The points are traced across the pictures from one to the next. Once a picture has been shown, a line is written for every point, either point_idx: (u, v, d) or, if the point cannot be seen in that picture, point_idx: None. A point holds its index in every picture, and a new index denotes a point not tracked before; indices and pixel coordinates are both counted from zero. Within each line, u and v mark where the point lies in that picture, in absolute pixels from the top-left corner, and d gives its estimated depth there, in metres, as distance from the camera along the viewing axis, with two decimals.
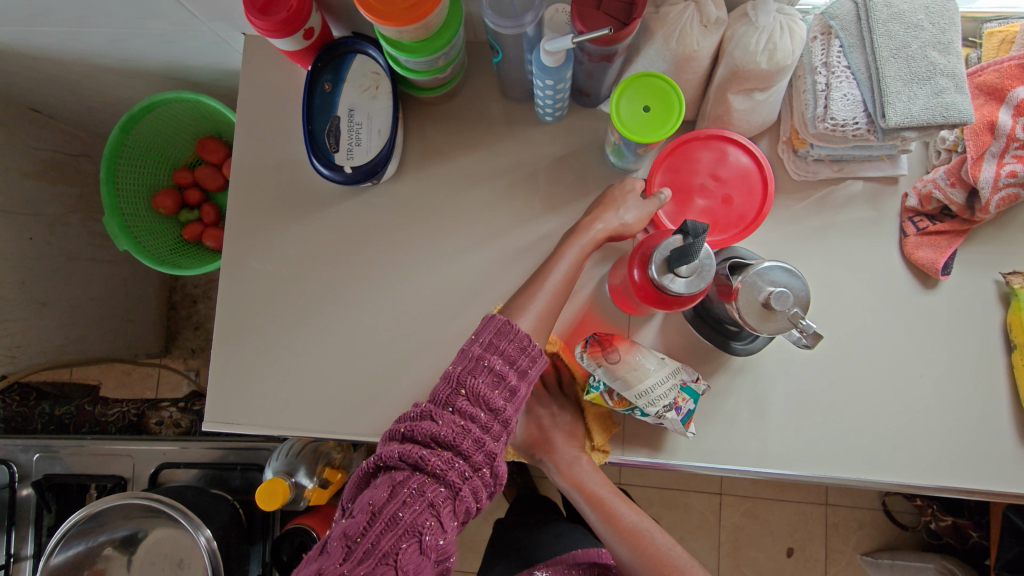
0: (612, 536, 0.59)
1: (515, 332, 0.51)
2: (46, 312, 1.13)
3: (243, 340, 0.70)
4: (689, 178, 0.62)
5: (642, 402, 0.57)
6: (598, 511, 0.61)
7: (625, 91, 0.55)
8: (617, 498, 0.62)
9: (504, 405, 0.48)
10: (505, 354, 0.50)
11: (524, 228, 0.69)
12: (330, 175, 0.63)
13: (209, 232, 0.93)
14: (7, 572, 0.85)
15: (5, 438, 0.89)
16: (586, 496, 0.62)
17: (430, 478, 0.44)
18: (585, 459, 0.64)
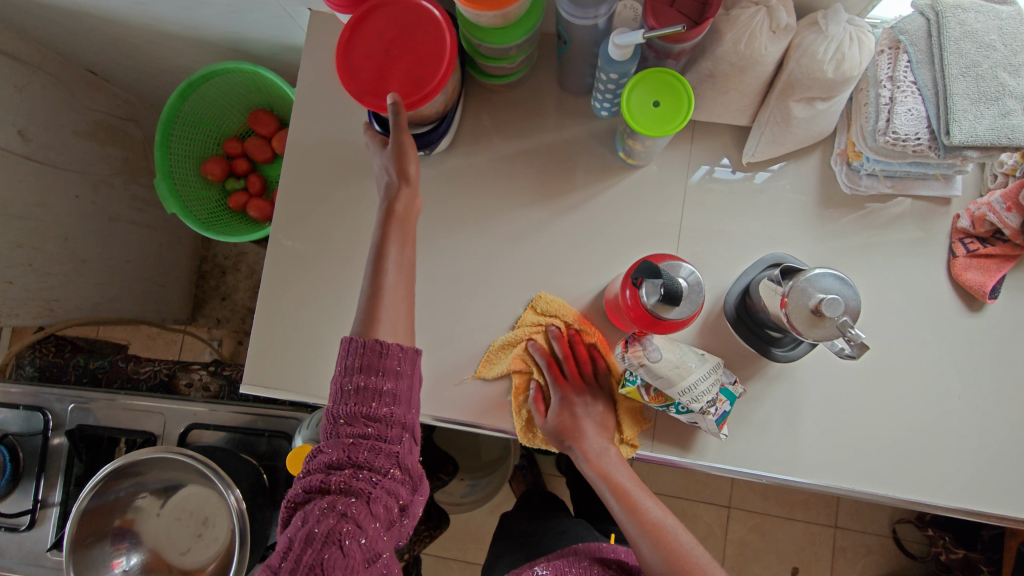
0: (634, 528, 0.60)
1: (367, 345, 0.54)
2: (85, 268, 1.16)
3: (287, 306, 0.72)
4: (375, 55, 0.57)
5: (684, 399, 0.58)
6: (623, 502, 0.62)
7: (640, 80, 0.56)
8: (641, 491, 0.62)
9: (389, 410, 0.53)
10: (369, 366, 0.54)
11: (570, 220, 0.69)
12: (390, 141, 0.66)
13: (254, 203, 0.95)
14: (33, 517, 0.86)
15: (42, 386, 0.91)
16: (611, 487, 0.63)
17: (338, 493, 0.49)
18: (613, 450, 0.65)
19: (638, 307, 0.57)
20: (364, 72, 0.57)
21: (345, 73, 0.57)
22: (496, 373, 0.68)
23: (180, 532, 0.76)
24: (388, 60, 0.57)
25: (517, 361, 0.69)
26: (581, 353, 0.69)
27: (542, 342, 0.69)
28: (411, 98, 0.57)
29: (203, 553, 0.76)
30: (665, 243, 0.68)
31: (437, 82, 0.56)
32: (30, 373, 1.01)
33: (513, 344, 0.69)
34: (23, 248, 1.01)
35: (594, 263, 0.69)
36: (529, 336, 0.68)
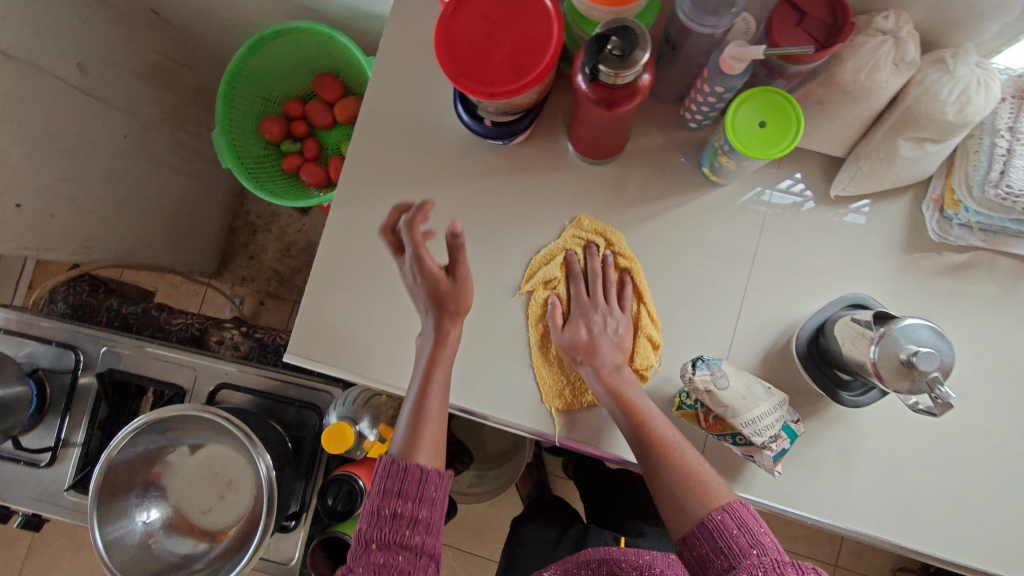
0: (641, 441, 0.58)
1: (407, 471, 0.55)
2: (124, 210, 1.15)
3: (340, 273, 0.70)
4: (476, 34, 0.55)
5: (747, 431, 0.56)
6: (633, 418, 0.59)
7: (747, 99, 0.54)
8: (650, 410, 0.60)
9: (421, 538, 0.53)
10: (407, 491, 0.55)
11: (642, 231, 0.67)
12: (470, 123, 0.63)
13: (307, 167, 0.93)
14: (54, 455, 0.86)
15: (75, 325, 0.90)
16: (621, 402, 0.60)
17: None
18: (626, 371, 0.63)
19: (598, 87, 0.50)
20: (463, 47, 0.55)
21: (442, 48, 0.55)
22: (532, 282, 0.68)
23: (202, 492, 0.75)
24: (490, 41, 0.55)
25: (553, 269, 0.69)
26: (614, 276, 0.68)
27: (580, 257, 0.69)
28: (510, 84, 0.55)
29: (226, 515, 0.75)
30: (737, 268, 0.66)
31: (541, 69, 0.54)
32: (63, 309, 1.01)
33: (553, 256, 0.69)
34: (68, 182, 1.00)
35: (661, 277, 0.67)
36: (569, 247, 0.69)
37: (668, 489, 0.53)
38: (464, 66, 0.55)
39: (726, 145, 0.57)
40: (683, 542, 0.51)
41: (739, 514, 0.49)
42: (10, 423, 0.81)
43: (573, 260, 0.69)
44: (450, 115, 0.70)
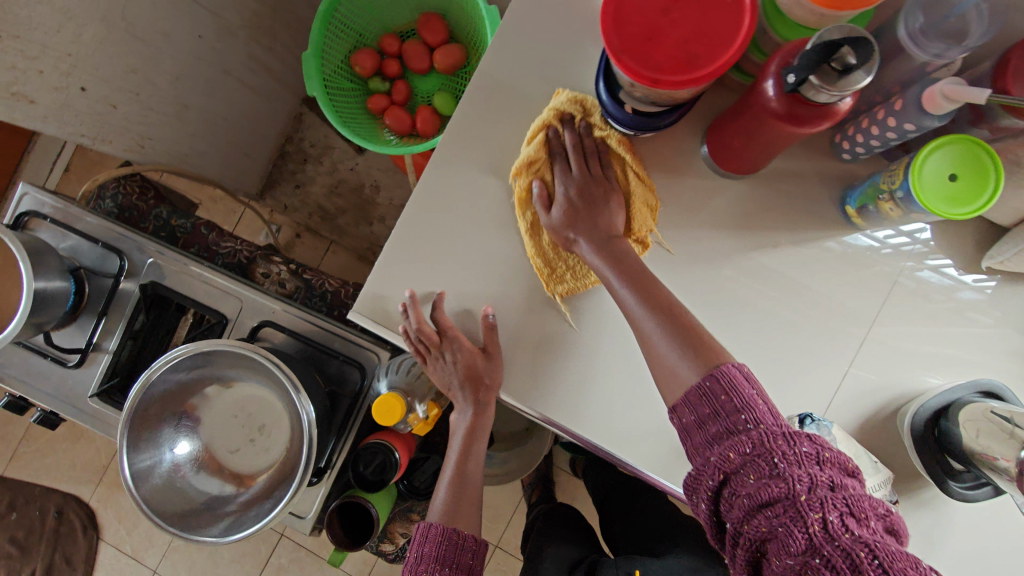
0: (639, 308, 0.56)
1: (444, 536, 0.63)
2: (184, 114, 1.08)
3: (427, 238, 0.65)
4: (650, 12, 0.48)
5: None
6: (633, 285, 0.57)
7: (942, 145, 0.47)
8: (644, 276, 0.58)
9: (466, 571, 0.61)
10: (445, 553, 0.62)
11: (762, 262, 0.61)
12: (609, 105, 0.57)
13: (393, 112, 0.86)
14: (83, 359, 0.82)
15: (125, 229, 0.86)
16: (621, 271, 0.58)
17: None
18: (622, 242, 0.61)
19: (786, 96, 0.44)
20: (632, 24, 0.48)
21: (608, 21, 0.48)
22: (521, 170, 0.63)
23: (233, 431, 0.72)
24: (665, 21, 0.48)
25: (535, 151, 0.63)
26: (590, 144, 0.64)
27: (558, 129, 0.63)
28: (678, 74, 0.47)
29: (255, 460, 0.71)
30: (854, 321, 0.60)
31: (716, 65, 0.47)
32: (110, 208, 0.96)
33: (535, 135, 0.63)
34: (136, 74, 0.94)
35: (771, 316, 0.61)
36: (549, 121, 0.63)
37: (670, 359, 0.53)
38: (630, 47, 0.48)
39: (899, 191, 0.50)
40: (675, 408, 0.52)
41: (729, 378, 0.49)
42: (45, 318, 0.77)
43: (552, 137, 0.64)
44: (578, 91, 0.63)
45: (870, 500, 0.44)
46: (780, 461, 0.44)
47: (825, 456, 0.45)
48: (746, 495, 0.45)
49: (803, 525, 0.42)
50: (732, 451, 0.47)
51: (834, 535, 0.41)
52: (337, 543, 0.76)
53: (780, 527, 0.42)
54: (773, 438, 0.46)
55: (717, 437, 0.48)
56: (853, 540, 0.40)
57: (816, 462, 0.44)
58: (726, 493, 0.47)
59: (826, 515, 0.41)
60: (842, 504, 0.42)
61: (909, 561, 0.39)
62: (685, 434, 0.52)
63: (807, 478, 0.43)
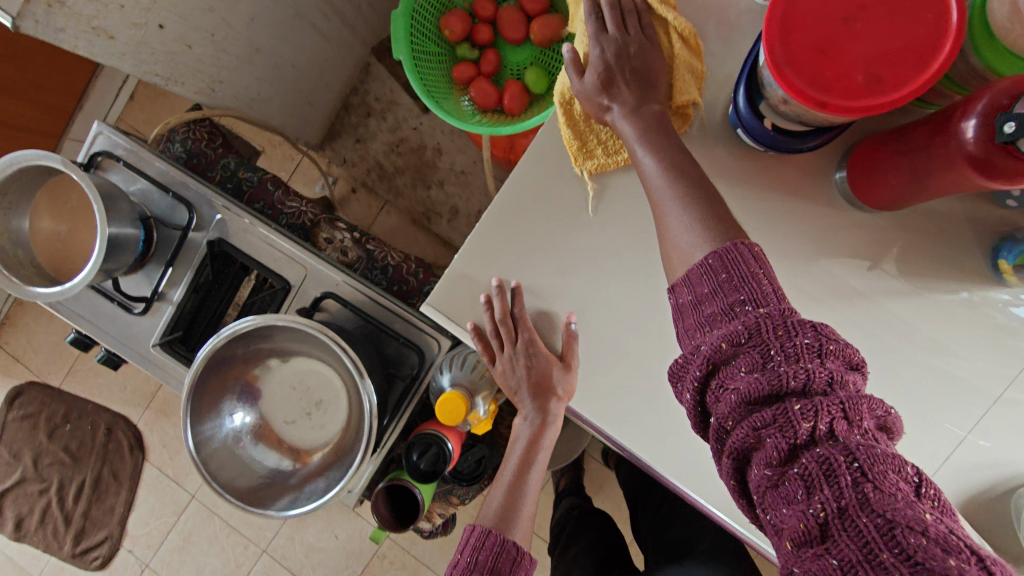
0: (661, 183, 0.51)
1: (500, 548, 0.61)
2: (255, 58, 1.05)
3: (512, 233, 0.65)
4: (828, 22, 0.42)
5: None
6: (656, 156, 0.52)
7: None
8: (677, 150, 0.53)
9: None
10: (499, 566, 0.60)
11: (871, 301, 0.57)
12: (744, 116, 0.51)
13: (478, 84, 0.80)
14: (148, 307, 0.82)
15: (194, 180, 0.83)
16: (644, 139, 0.53)
17: None
18: (656, 108, 0.55)
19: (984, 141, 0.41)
20: (803, 35, 0.42)
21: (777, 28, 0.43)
22: None
23: (291, 403, 0.71)
24: (844, 36, 0.42)
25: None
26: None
27: None
28: (849, 98, 0.42)
29: (311, 435, 0.70)
30: (960, 378, 0.57)
31: (890, 97, 0.42)
32: (178, 153, 0.94)
33: None
34: (212, 13, 0.90)
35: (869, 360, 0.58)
36: None
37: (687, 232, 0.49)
38: (798, 58, 0.42)
39: None
40: (674, 290, 0.49)
41: (738, 260, 0.44)
42: (114, 265, 0.76)
43: None
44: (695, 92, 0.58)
45: (869, 402, 0.39)
46: (777, 354, 0.40)
47: (829, 350, 0.40)
48: (733, 386, 0.41)
49: (786, 428, 0.38)
50: (725, 340, 0.42)
51: (819, 442, 0.37)
52: (381, 523, 0.75)
53: (765, 429, 0.39)
54: (776, 326, 0.41)
55: (713, 320, 0.44)
56: (840, 447, 0.36)
57: (817, 356, 0.39)
58: (711, 385, 0.43)
59: (816, 423, 0.37)
60: (837, 404, 0.38)
61: (897, 470, 0.35)
62: (681, 316, 0.48)
63: (803, 373, 0.39)
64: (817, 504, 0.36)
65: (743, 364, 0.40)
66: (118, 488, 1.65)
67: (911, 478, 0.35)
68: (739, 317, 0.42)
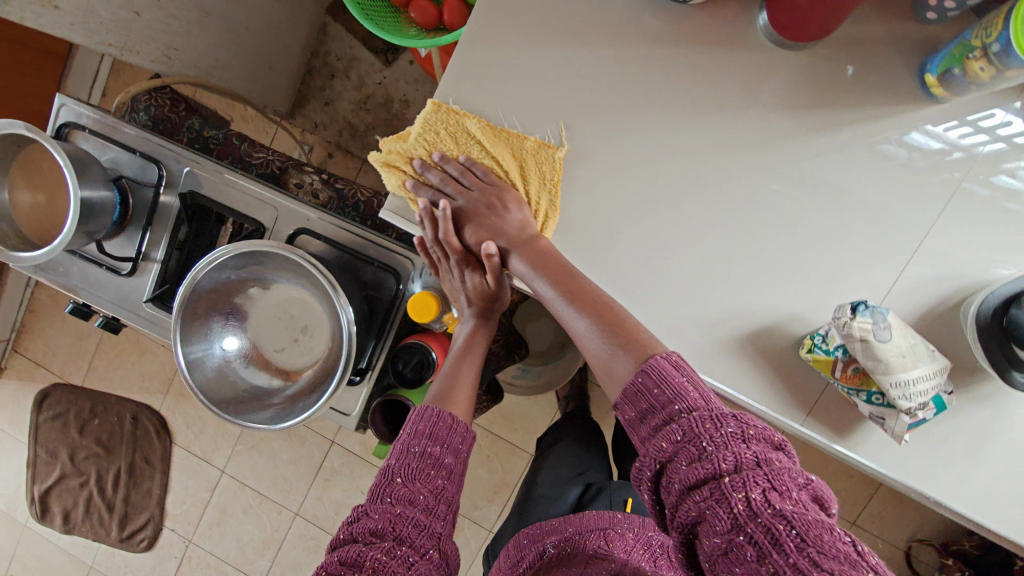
0: (569, 304, 0.58)
1: (437, 417, 0.63)
2: (206, 23, 1.05)
3: (456, 127, 0.64)
4: None
5: (894, 391, 0.51)
6: (559, 288, 0.59)
7: None
8: (584, 283, 0.59)
9: (449, 459, 0.61)
10: (436, 433, 0.61)
11: (813, 144, 0.58)
12: None
13: (417, 3, 0.81)
14: (135, 267, 0.86)
15: (160, 138, 0.86)
16: (548, 273, 0.60)
17: (392, 536, 0.53)
18: (543, 242, 0.63)
19: None
20: None
21: None
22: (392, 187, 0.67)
23: (277, 332, 0.74)
24: None
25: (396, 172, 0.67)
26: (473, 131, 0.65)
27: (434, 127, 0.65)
28: None
29: (300, 358, 0.74)
30: (909, 212, 0.58)
31: None
32: (144, 121, 0.96)
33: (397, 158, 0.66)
34: None
35: (816, 203, 0.59)
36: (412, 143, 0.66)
37: (595, 347, 0.54)
38: None
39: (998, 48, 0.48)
40: (618, 405, 0.50)
41: (661, 370, 0.47)
42: (94, 228, 0.80)
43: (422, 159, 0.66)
44: None
45: (801, 476, 0.41)
46: (709, 443, 0.42)
47: (751, 434, 0.42)
48: (678, 480, 0.42)
49: (725, 507, 0.39)
50: (663, 439, 0.44)
51: (757, 511, 0.38)
52: (380, 436, 0.80)
53: (705, 508, 0.40)
54: (702, 421, 0.43)
55: (654, 424, 0.46)
56: (776, 514, 0.37)
57: (744, 441, 0.41)
58: (662, 484, 0.44)
59: (749, 492, 0.38)
60: (764, 477, 0.39)
61: (833, 532, 0.36)
62: (629, 431, 0.49)
63: (733, 456, 0.41)
64: (771, 569, 0.36)
65: (683, 459, 0.42)
66: (152, 472, 1.72)
67: (847, 539, 0.36)
68: (676, 419, 0.45)
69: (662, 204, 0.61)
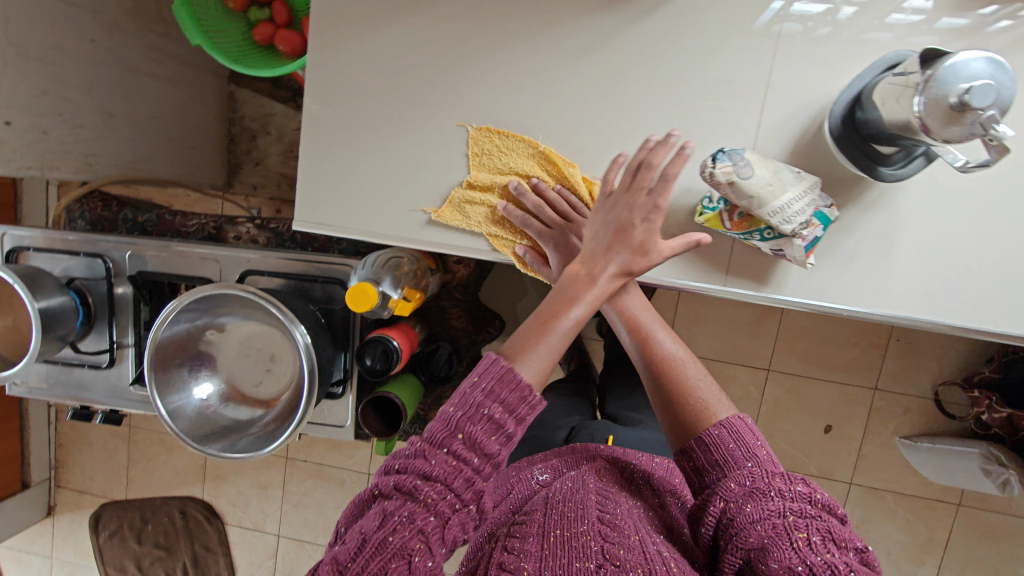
0: (644, 359, 0.64)
1: (516, 382, 0.50)
2: (114, 122, 1.11)
3: (331, 125, 0.70)
4: None
5: (774, 219, 0.56)
6: (635, 336, 0.66)
7: None
8: (665, 339, 0.64)
9: (511, 429, 0.49)
10: (504, 396, 0.50)
11: (644, 30, 0.62)
12: None
13: (281, 35, 0.86)
14: (112, 356, 0.91)
15: (98, 234, 0.92)
16: (625, 319, 0.67)
17: (427, 502, 0.46)
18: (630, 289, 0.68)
19: None
20: None
21: None
22: (459, 223, 0.70)
23: (250, 367, 0.79)
24: None
25: (478, 212, 0.70)
26: (545, 165, 0.68)
27: (510, 164, 0.68)
28: None
29: (275, 385, 0.79)
30: (754, 60, 0.61)
31: None
32: (84, 226, 1.03)
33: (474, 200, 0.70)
34: (49, 95, 0.97)
35: (666, 81, 0.63)
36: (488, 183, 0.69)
37: (665, 403, 0.60)
38: None
39: None
40: (684, 450, 0.56)
41: (738, 429, 0.54)
42: (64, 330, 0.86)
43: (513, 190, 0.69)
44: None
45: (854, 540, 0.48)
46: (775, 495, 0.49)
47: (816, 497, 0.49)
48: (742, 518, 0.49)
49: (788, 542, 0.46)
50: (732, 482, 0.51)
51: (816, 554, 0.44)
52: (374, 433, 0.85)
53: (769, 542, 0.46)
54: (770, 477, 0.50)
55: (723, 468, 0.53)
56: (837, 559, 0.44)
57: (806, 498, 0.49)
58: (723, 522, 0.50)
59: (812, 535, 0.46)
60: (826, 530, 0.47)
61: None
62: (693, 479, 0.55)
63: (800, 510, 0.48)
64: None
65: (751, 501, 0.49)
66: (215, 556, 1.77)
67: None
68: (745, 469, 0.51)
69: (525, 126, 0.67)
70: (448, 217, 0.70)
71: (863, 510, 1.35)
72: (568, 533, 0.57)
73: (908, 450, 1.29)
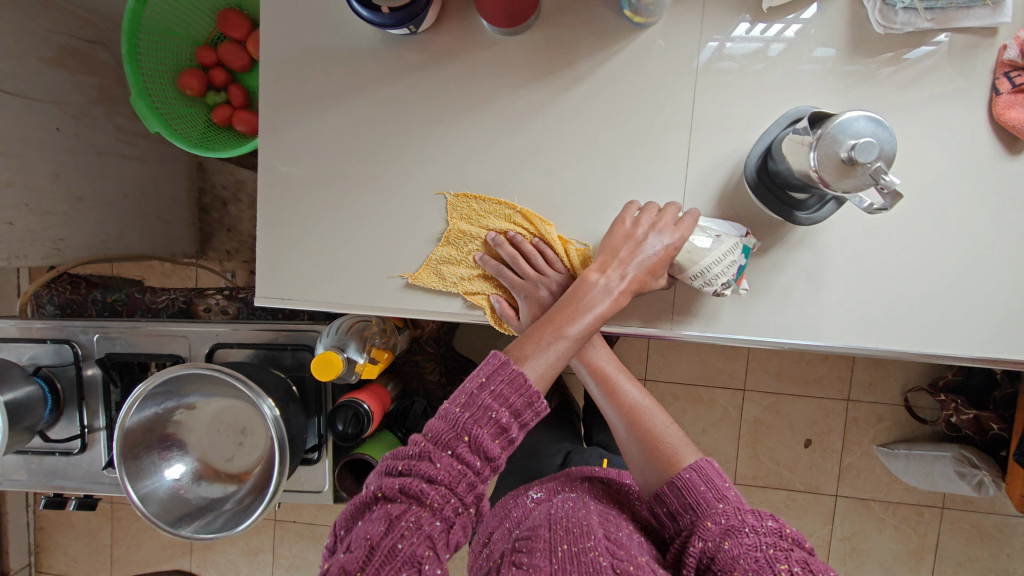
0: (614, 409, 0.65)
1: (526, 386, 0.50)
2: (85, 206, 1.13)
3: (287, 203, 0.73)
4: None
5: (698, 281, 0.64)
6: (602, 384, 0.67)
7: None
8: (631, 390, 0.66)
9: (515, 434, 0.49)
10: (513, 399, 0.49)
11: (576, 97, 0.67)
12: (369, 17, 0.61)
13: (239, 115, 0.88)
14: (84, 441, 0.91)
15: (64, 320, 0.92)
16: (591, 369, 0.67)
17: (430, 508, 0.45)
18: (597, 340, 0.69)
19: None
20: None
21: None
22: (434, 284, 0.72)
23: (222, 442, 0.80)
24: None
25: (451, 271, 0.72)
26: (522, 223, 0.70)
27: (483, 222, 0.71)
28: None
29: (249, 457, 0.80)
30: (678, 119, 0.66)
31: None
32: (53, 310, 1.03)
33: (446, 258, 0.72)
34: (14, 187, 0.99)
35: (602, 142, 0.68)
36: (460, 240, 0.71)
37: (635, 451, 0.62)
38: None
39: None
40: (661, 495, 0.57)
41: (707, 471, 0.55)
42: (32, 421, 0.86)
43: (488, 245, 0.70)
44: (358, 27, 0.68)
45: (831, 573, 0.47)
46: (748, 531, 0.49)
47: (788, 531, 0.49)
48: (721, 557, 0.48)
49: None
50: (708, 521, 0.51)
51: None
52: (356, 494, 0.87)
53: None
54: (742, 514, 0.51)
55: (697, 510, 0.53)
56: None
57: (779, 534, 0.49)
58: (704, 566, 0.50)
59: (792, 567, 0.46)
60: (803, 561, 0.46)
61: None
62: (672, 527, 0.56)
63: (775, 544, 0.48)
64: None
65: (727, 538, 0.49)
66: None
67: None
68: (716, 508, 0.52)
69: (472, 192, 0.70)
70: (425, 278, 0.73)
71: (853, 523, 1.35)
72: (576, 549, 0.50)
73: (888, 459, 1.29)
